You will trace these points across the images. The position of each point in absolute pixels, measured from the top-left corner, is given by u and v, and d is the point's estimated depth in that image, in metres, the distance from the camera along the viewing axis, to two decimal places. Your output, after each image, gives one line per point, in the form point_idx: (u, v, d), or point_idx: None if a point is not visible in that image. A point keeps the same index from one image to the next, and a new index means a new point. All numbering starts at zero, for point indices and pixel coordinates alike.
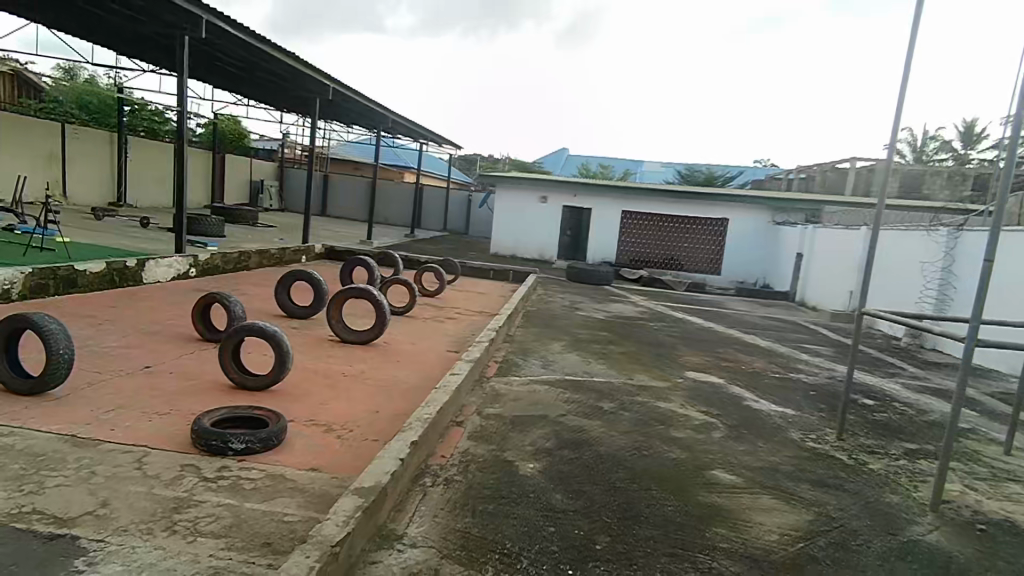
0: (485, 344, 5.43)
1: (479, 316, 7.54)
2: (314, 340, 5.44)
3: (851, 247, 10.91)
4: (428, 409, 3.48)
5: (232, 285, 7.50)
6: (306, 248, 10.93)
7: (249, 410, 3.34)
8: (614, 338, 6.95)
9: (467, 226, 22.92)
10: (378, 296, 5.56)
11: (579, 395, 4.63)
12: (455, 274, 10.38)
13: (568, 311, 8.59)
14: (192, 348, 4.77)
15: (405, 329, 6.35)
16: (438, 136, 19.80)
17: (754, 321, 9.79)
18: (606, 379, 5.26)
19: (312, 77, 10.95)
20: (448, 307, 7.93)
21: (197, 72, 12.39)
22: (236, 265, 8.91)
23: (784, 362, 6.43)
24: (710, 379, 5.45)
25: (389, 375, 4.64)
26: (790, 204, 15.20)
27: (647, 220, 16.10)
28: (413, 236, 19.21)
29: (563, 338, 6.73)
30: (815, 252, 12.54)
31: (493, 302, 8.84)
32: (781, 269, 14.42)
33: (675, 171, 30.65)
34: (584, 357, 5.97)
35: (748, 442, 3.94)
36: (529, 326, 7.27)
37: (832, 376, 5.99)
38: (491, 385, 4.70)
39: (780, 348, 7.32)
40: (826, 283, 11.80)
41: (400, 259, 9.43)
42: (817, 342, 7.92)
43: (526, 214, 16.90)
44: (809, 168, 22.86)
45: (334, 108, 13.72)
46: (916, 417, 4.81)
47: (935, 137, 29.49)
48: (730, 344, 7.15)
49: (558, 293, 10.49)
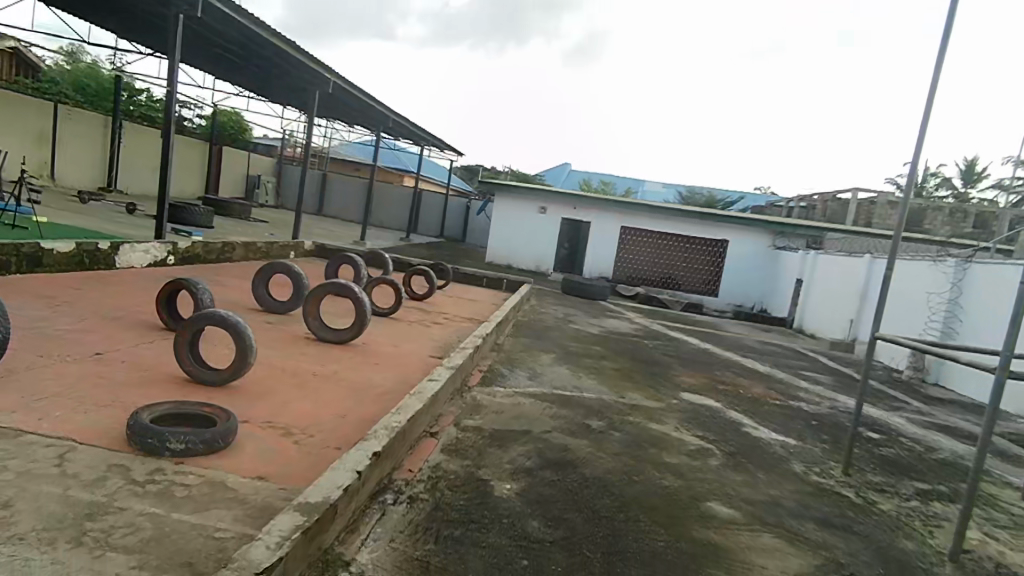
0: (470, 351, 5.09)
1: (468, 322, 7.21)
2: (289, 336, 5.10)
3: (853, 275, 10.65)
4: (398, 417, 3.14)
5: (211, 275, 7.17)
6: (295, 243, 10.61)
7: (196, 407, 3.00)
8: (606, 353, 6.64)
9: (464, 234, 22.67)
10: (359, 292, 5.23)
11: (566, 411, 4.30)
12: (447, 279, 10.07)
13: (561, 324, 8.27)
14: (152, 337, 4.41)
15: (387, 330, 6.01)
16: (440, 142, 19.58)
17: (752, 345, 9.49)
18: (596, 395, 4.93)
19: (312, 69, 10.71)
20: (435, 311, 7.60)
21: (196, 59, 12.14)
22: (218, 255, 8.57)
23: (784, 388, 6.12)
24: (707, 402, 5.12)
25: (363, 378, 4.29)
26: (791, 229, 14.99)
27: (647, 237, 15.86)
28: (408, 240, 18.93)
29: (554, 350, 6.41)
30: (816, 278, 12.27)
31: (484, 309, 8.52)
32: (780, 294, 14.17)
33: (676, 192, 30.57)
34: (574, 371, 5.64)
35: (748, 472, 3.61)
36: (518, 335, 6.95)
37: (834, 406, 5.67)
38: (472, 394, 4.36)
39: (779, 373, 7.01)
40: (826, 310, 11.53)
41: (389, 259, 9.12)
42: (817, 370, 7.62)
43: (524, 224, 16.63)
44: (810, 196, 22.75)
45: (334, 103, 13.47)
46: (926, 454, 4.49)
47: (937, 173, 29.55)
48: (728, 367, 6.84)
49: (552, 304, 10.19)
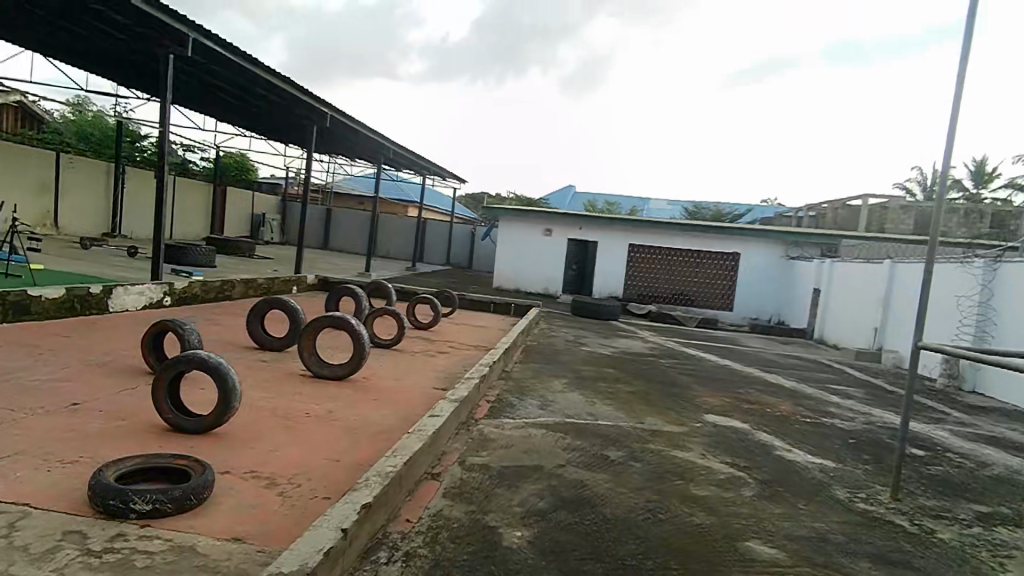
0: (475, 381, 4.78)
1: (474, 350, 6.92)
2: (283, 374, 4.83)
3: (873, 281, 10.26)
4: (393, 460, 2.83)
5: (207, 315, 6.95)
6: (298, 278, 10.44)
7: (168, 460, 2.73)
8: (621, 375, 6.30)
9: (470, 261, 22.50)
10: (356, 324, 4.97)
11: (581, 442, 3.96)
12: (453, 306, 9.81)
13: (572, 347, 7.94)
14: (136, 383, 4.15)
15: (389, 363, 5.73)
16: (441, 170, 19.53)
17: (773, 359, 9.09)
18: (612, 422, 4.59)
19: (308, 103, 10.66)
20: (440, 340, 7.31)
21: (195, 100, 12.18)
22: (217, 294, 8.38)
23: (813, 405, 5.73)
24: (733, 425, 4.76)
25: (360, 417, 3.99)
26: (804, 238, 14.64)
27: (656, 254, 15.55)
28: (414, 270, 18.76)
29: (566, 375, 6.08)
30: (834, 287, 11.87)
31: (491, 335, 8.22)
32: (797, 305, 13.76)
33: (682, 208, 30.36)
34: (587, 397, 5.31)
35: (786, 502, 3.25)
36: (528, 361, 6.63)
37: (870, 421, 5.28)
38: (479, 428, 4.04)
39: (806, 388, 6.62)
40: (847, 320, 11.10)
41: (392, 288, 8.89)
42: (845, 383, 7.22)
43: (530, 248, 16.41)
44: (819, 205, 22.40)
45: (332, 137, 13.42)
46: (978, 470, 4.09)
47: (945, 175, 29.20)
48: (751, 384, 6.47)
49: (562, 327, 9.87)
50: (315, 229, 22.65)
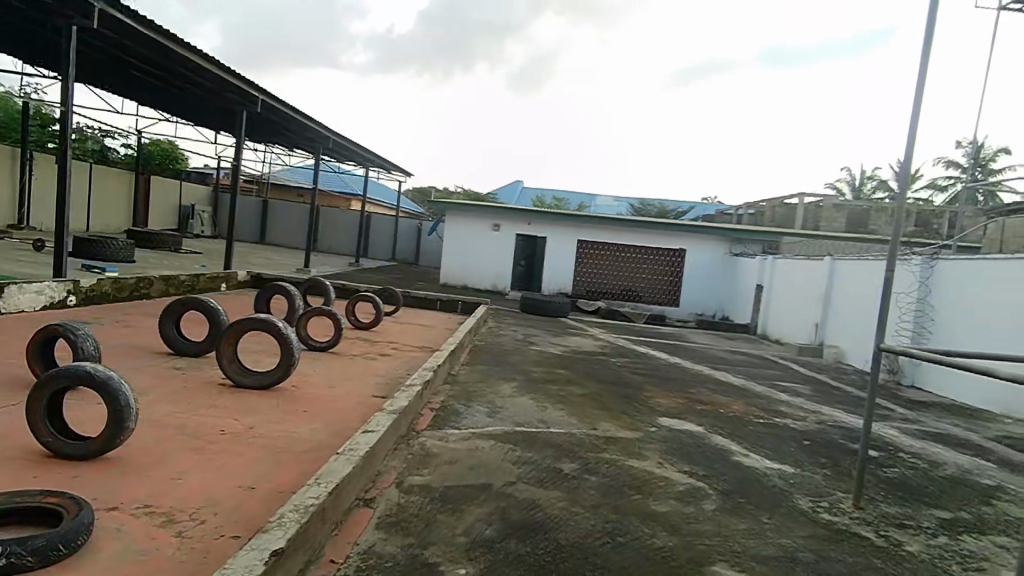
0: (417, 388, 4.40)
1: (418, 352, 6.52)
2: (199, 385, 4.30)
3: (814, 278, 10.46)
4: (316, 490, 2.43)
5: (118, 317, 6.26)
6: (227, 274, 9.76)
7: (37, 497, 2.26)
8: (572, 377, 6.06)
9: (416, 256, 21.91)
10: (282, 326, 4.48)
11: (532, 454, 3.66)
12: (396, 305, 9.34)
13: (521, 346, 7.65)
14: (16, 398, 3.56)
15: (323, 369, 5.26)
16: (385, 163, 18.89)
17: (721, 356, 9.09)
18: (564, 429, 4.32)
19: (238, 87, 9.93)
20: (382, 341, 6.86)
21: (111, 81, 11.19)
22: (132, 293, 7.62)
23: (765, 404, 5.65)
24: (688, 428, 4.57)
25: (284, 433, 3.54)
26: (746, 235, 14.91)
27: (604, 250, 15.49)
28: (357, 266, 18.07)
29: (515, 377, 5.77)
30: (776, 284, 12.08)
31: (437, 335, 7.83)
32: (740, 301, 13.98)
33: (628, 204, 30.69)
34: (537, 401, 5.02)
35: (750, 516, 3.05)
36: (475, 363, 6.29)
37: (822, 421, 5.22)
38: (420, 442, 3.67)
39: (756, 386, 6.57)
40: (789, 316, 11.30)
41: (330, 286, 8.35)
42: (792, 380, 7.24)
43: (477, 243, 16.03)
44: (758, 203, 23.02)
45: (266, 123, 12.61)
46: (932, 472, 4.05)
47: (872, 176, 30.74)
48: (703, 383, 6.36)
49: (510, 325, 9.59)
50: (251, 222, 21.52)
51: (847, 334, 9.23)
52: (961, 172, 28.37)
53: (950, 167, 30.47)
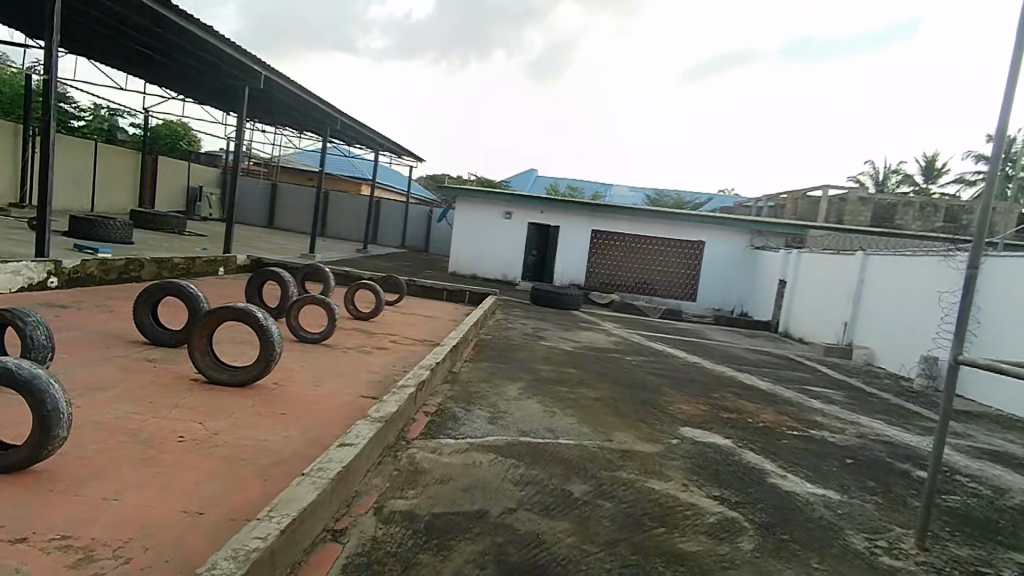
0: (411, 390, 3.92)
1: (419, 345, 6.05)
2: (168, 382, 3.87)
3: (844, 273, 9.83)
4: (265, 527, 1.95)
5: (99, 302, 5.85)
6: (225, 258, 9.37)
7: None
8: (585, 377, 5.55)
9: (426, 244, 21.45)
10: (261, 318, 4.00)
11: (538, 472, 3.17)
12: (400, 293, 8.89)
13: (529, 341, 7.14)
14: None
15: (311, 364, 4.81)
16: (396, 146, 18.37)
17: (743, 355, 8.52)
18: (574, 439, 3.83)
19: (240, 61, 9.46)
20: (381, 333, 6.39)
21: (110, 54, 10.77)
22: (120, 275, 7.23)
23: (797, 412, 5.11)
24: (715, 441, 4.05)
25: (253, 441, 3.09)
26: (769, 227, 14.26)
27: (619, 240, 14.91)
28: (365, 252, 17.65)
29: (522, 377, 5.28)
30: (800, 279, 11.46)
31: (441, 327, 7.36)
32: (761, 296, 13.36)
33: (644, 194, 29.98)
34: (545, 405, 4.54)
35: (796, 559, 2.55)
36: (479, 360, 5.81)
37: (863, 434, 4.68)
38: (409, 455, 3.19)
39: (784, 391, 6.02)
40: (813, 313, 10.69)
41: (330, 272, 7.88)
42: (823, 384, 6.68)
43: (488, 231, 15.51)
44: (779, 195, 22.23)
45: (270, 101, 12.15)
46: (999, 501, 3.51)
47: (897, 169, 29.75)
48: (728, 387, 5.83)
49: (519, 317, 9.10)
50: (260, 206, 21.17)
51: (879, 334, 8.63)
52: (991, 166, 27.30)
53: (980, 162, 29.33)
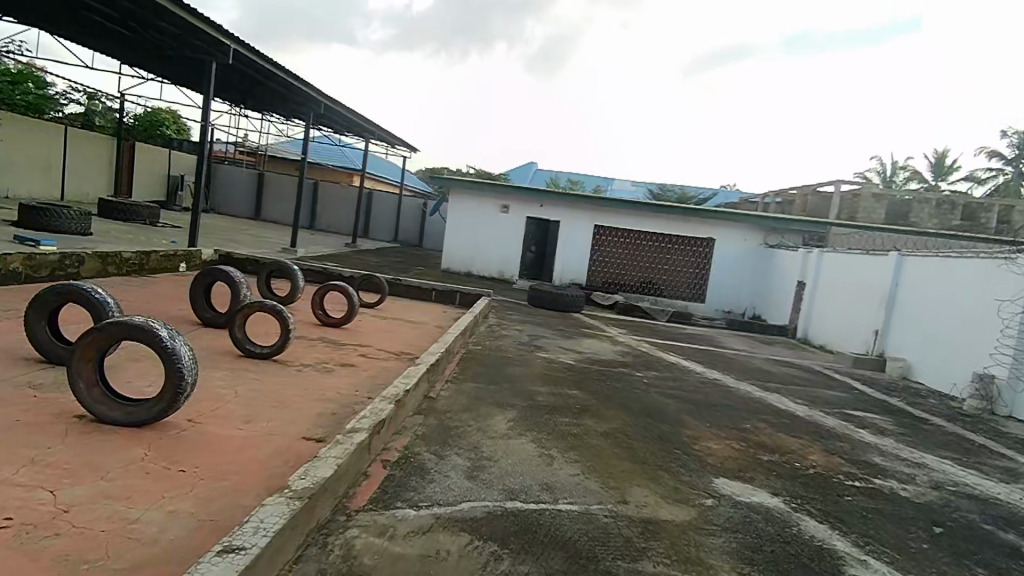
0: (364, 433, 2.96)
1: (392, 360, 5.11)
2: (43, 421, 2.93)
3: (876, 275, 8.85)
4: None
5: (10, 307, 4.91)
6: (187, 252, 8.42)
7: None
8: (590, 403, 4.61)
9: (421, 238, 20.50)
10: (165, 338, 3.05)
11: (529, 570, 2.21)
12: (381, 294, 7.93)
13: (524, 353, 6.19)
14: None
15: (251, 388, 3.87)
16: (387, 136, 17.36)
17: (767, 368, 7.55)
18: (580, 502, 2.88)
19: (205, 32, 8.45)
20: (350, 344, 5.45)
21: (67, 26, 9.79)
22: (54, 270, 6.28)
23: (851, 451, 4.20)
24: (762, 502, 3.13)
25: (117, 527, 2.14)
26: (785, 224, 13.30)
27: (624, 236, 13.96)
28: (354, 246, 16.70)
29: (513, 403, 4.33)
30: (822, 281, 10.52)
31: (423, 335, 6.42)
32: (776, 298, 12.43)
33: (646, 188, 29.01)
34: (541, 445, 3.59)
35: None
36: (463, 379, 4.85)
37: (938, 483, 3.76)
38: (347, 542, 2.24)
39: (825, 417, 5.11)
40: (837, 319, 9.76)
41: (298, 269, 6.91)
42: (865, 407, 5.77)
43: (484, 226, 14.52)
44: (788, 190, 21.29)
45: (246, 79, 11.12)
46: None
47: (906, 165, 28.86)
48: (760, 414, 4.90)
49: (515, 322, 8.17)
50: (246, 197, 20.18)
51: (919, 346, 7.70)
52: (1004, 163, 26.36)
53: (992, 159, 28.40)
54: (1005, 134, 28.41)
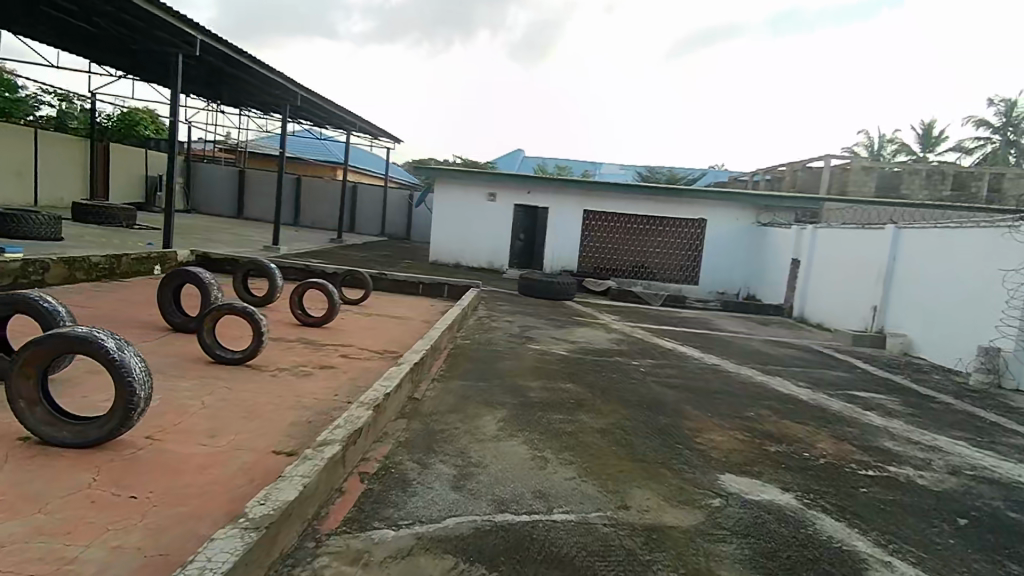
0: (338, 444, 2.69)
1: (375, 359, 4.84)
2: None
3: (872, 250, 8.66)
4: None
5: None
6: (161, 255, 8.09)
7: None
8: (585, 396, 4.37)
9: (408, 230, 20.16)
10: (112, 349, 2.78)
11: None
12: (365, 290, 7.64)
13: (514, 346, 5.93)
14: None
15: (219, 398, 3.58)
16: (368, 127, 16.96)
17: (767, 350, 7.34)
18: (576, 511, 2.64)
19: (169, 23, 8.05)
20: (331, 344, 5.17)
21: (25, 23, 9.33)
22: (16, 278, 5.94)
23: (862, 436, 3.99)
24: (773, 500, 2.90)
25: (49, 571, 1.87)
26: (776, 202, 13.09)
27: (614, 220, 13.70)
28: (340, 241, 16.37)
29: (503, 402, 4.07)
30: (817, 258, 10.32)
31: (410, 331, 6.14)
32: (770, 277, 12.24)
33: (635, 171, 28.74)
34: (534, 446, 3.34)
35: None
36: (451, 377, 4.59)
37: (956, 468, 3.56)
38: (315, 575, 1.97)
39: (830, 400, 4.91)
40: (834, 296, 9.57)
41: (276, 267, 6.60)
42: (870, 387, 5.57)
43: (471, 215, 14.21)
44: (777, 167, 21.08)
45: (217, 72, 10.69)
46: None
47: (892, 137, 28.74)
48: (763, 400, 4.69)
49: (505, 313, 7.91)
50: (227, 195, 19.73)
51: (921, 321, 7.52)
52: (991, 131, 26.26)
53: (979, 128, 28.30)
54: (991, 102, 28.27)
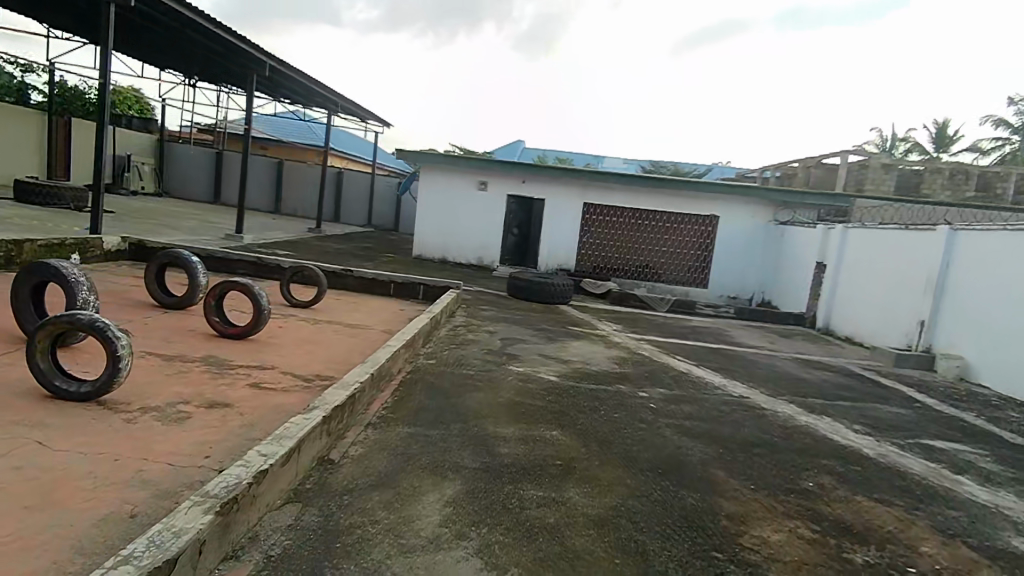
0: None
1: (295, 390, 3.57)
2: None
3: (918, 256, 7.41)
4: None
5: None
6: (81, 242, 6.79)
7: None
8: (577, 453, 3.12)
9: (396, 221, 18.91)
10: None
11: None
12: (319, 290, 6.38)
13: (490, 368, 4.66)
14: None
15: (13, 467, 2.32)
16: (354, 107, 15.61)
17: (797, 373, 6.09)
18: None
19: None
20: (243, 366, 3.90)
21: None
22: None
23: (976, 529, 2.74)
24: None
25: None
26: (796, 198, 11.82)
27: (616, 214, 12.44)
28: (319, 231, 15.13)
29: (457, 467, 2.80)
30: (847, 262, 9.07)
31: (358, 345, 4.88)
32: (789, 282, 10.99)
33: (638, 164, 27.46)
34: (489, 565, 2.07)
35: None
36: (394, 421, 3.32)
37: None
38: None
39: (904, 456, 3.66)
40: (868, 306, 8.34)
41: (200, 261, 5.39)
42: (943, 433, 4.34)
43: (459, 205, 12.92)
44: (789, 164, 19.79)
45: (171, 31, 9.31)
46: None
47: (904, 136, 27.56)
48: (819, 458, 3.44)
49: (487, 321, 6.65)
50: (203, 179, 18.45)
51: (981, 340, 6.29)
52: (1011, 132, 25.00)
53: (997, 128, 27.00)
54: (1011, 101, 27.00)
